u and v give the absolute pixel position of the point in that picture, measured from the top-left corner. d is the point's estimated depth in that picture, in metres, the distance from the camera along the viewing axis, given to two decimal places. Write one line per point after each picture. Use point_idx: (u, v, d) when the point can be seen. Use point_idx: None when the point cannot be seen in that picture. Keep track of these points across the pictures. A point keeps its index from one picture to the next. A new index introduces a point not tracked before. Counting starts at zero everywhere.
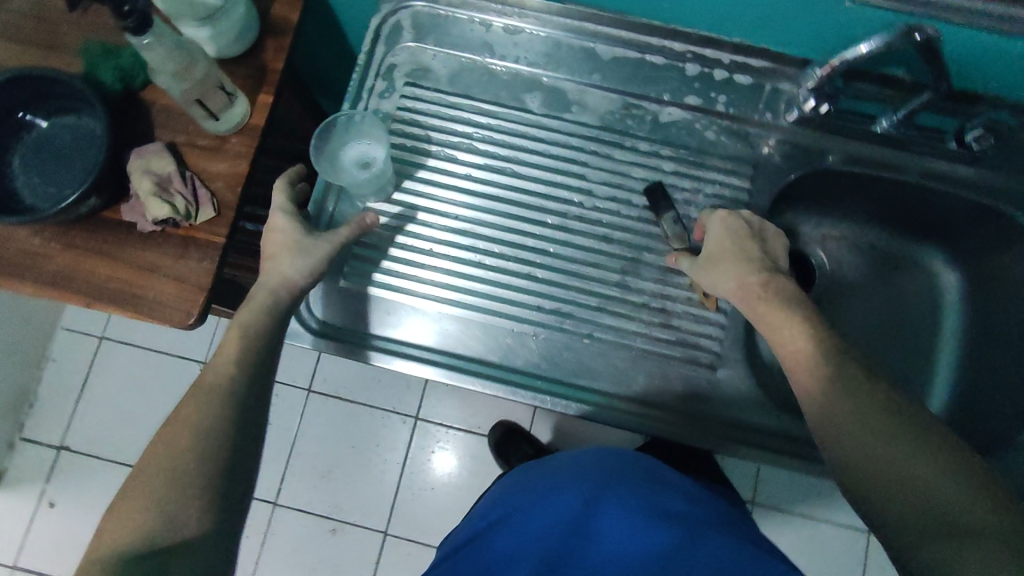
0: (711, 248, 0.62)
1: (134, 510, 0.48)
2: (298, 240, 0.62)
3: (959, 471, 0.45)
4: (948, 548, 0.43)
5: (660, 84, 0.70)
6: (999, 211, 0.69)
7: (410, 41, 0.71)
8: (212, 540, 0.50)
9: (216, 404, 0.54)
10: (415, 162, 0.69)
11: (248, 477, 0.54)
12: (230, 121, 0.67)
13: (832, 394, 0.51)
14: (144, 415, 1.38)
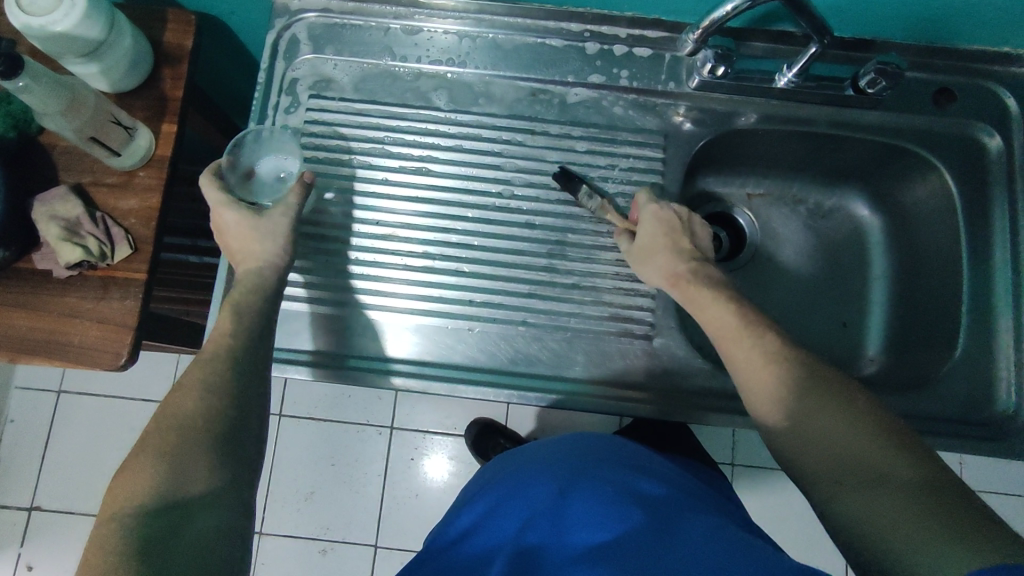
0: (642, 240, 0.64)
1: (144, 468, 0.49)
2: (246, 241, 0.62)
3: (882, 433, 0.49)
4: (879, 501, 0.45)
5: (562, 66, 0.71)
6: (903, 148, 0.69)
7: (309, 54, 0.70)
8: (228, 492, 0.51)
9: (219, 372, 0.56)
10: (328, 173, 0.68)
11: (253, 439, 0.55)
12: (134, 155, 0.66)
13: (770, 370, 0.54)
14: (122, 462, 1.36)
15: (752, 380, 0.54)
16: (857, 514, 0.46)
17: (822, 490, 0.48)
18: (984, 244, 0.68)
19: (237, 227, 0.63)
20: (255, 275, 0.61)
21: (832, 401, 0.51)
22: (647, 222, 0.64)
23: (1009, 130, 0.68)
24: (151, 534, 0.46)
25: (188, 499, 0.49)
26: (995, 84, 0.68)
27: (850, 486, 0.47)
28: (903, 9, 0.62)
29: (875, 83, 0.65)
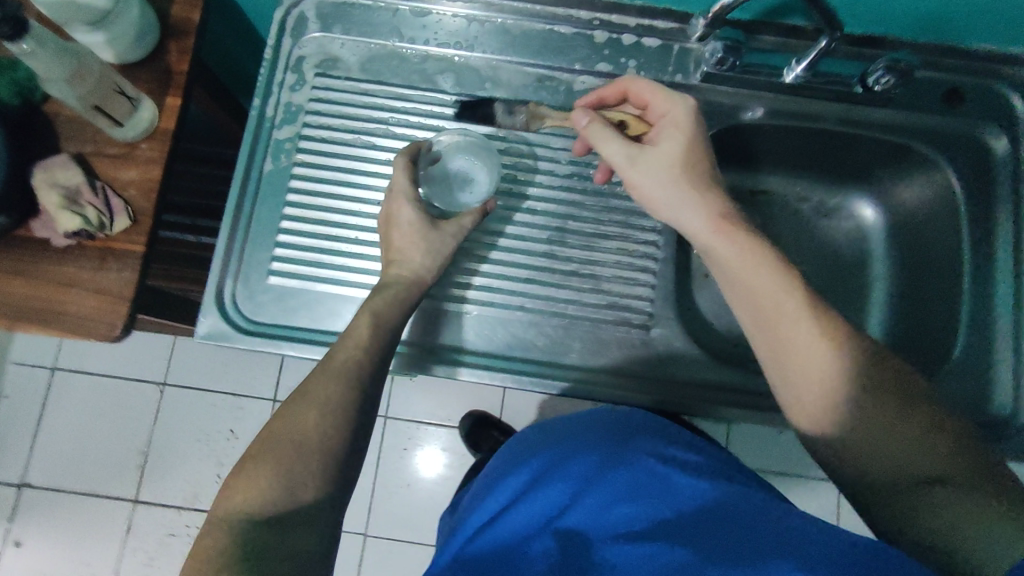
0: (664, 152, 0.59)
1: (255, 480, 0.49)
2: (410, 244, 0.62)
3: (934, 423, 0.49)
4: (927, 495, 0.47)
5: (570, 54, 0.70)
6: (909, 150, 0.69)
7: (316, 33, 0.70)
8: (328, 509, 0.50)
9: (344, 389, 0.54)
10: (331, 152, 0.68)
11: (361, 456, 0.54)
12: (138, 127, 0.66)
13: (823, 364, 0.51)
14: (114, 441, 1.35)
15: (802, 377, 0.52)
16: (903, 505, 0.48)
17: (870, 482, 0.49)
18: (986, 247, 0.68)
19: (407, 228, 0.62)
20: (405, 286, 0.60)
21: (887, 393, 0.50)
22: (672, 132, 0.60)
23: (1015, 134, 0.68)
24: (252, 544, 0.47)
25: (293, 513, 0.49)
26: (1005, 86, 0.68)
27: (900, 479, 0.48)
28: (913, 7, 0.62)
29: (883, 82, 0.64)
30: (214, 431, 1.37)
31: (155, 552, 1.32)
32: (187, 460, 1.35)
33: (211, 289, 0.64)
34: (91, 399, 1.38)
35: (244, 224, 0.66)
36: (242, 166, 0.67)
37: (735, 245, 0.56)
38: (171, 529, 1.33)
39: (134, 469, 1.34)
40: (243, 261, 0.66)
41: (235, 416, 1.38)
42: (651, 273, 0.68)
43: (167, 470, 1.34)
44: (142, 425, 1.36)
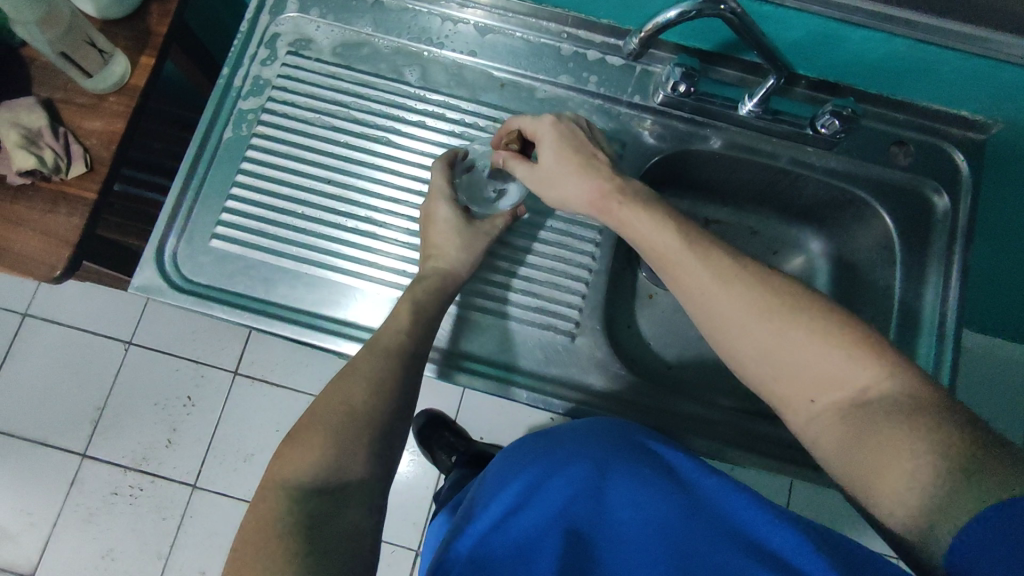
0: (546, 168, 0.62)
1: (310, 449, 0.50)
2: (444, 239, 0.64)
3: (878, 365, 0.46)
4: (882, 449, 0.43)
5: (536, 63, 0.72)
6: (853, 195, 0.71)
7: (294, 13, 0.72)
8: (374, 485, 0.52)
9: (391, 369, 0.56)
10: (291, 127, 0.70)
11: (398, 437, 0.56)
12: (107, 80, 0.68)
13: (756, 330, 0.50)
14: (73, 394, 1.36)
15: (740, 349, 0.51)
16: (861, 465, 0.44)
17: (818, 426, 0.48)
18: (915, 299, 0.69)
19: (444, 225, 0.65)
20: (436, 282, 0.63)
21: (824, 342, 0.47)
22: (545, 144, 0.62)
23: (955, 191, 0.70)
24: (307, 516, 0.47)
25: (345, 487, 0.50)
26: (950, 145, 0.70)
27: (852, 436, 0.45)
28: (859, 58, 0.64)
29: (829, 126, 0.66)
30: (172, 396, 1.37)
31: (98, 509, 1.32)
32: (142, 421, 1.36)
33: (154, 243, 0.66)
34: (56, 350, 1.39)
35: (196, 182, 0.68)
36: (202, 130, 0.69)
37: (653, 221, 0.56)
38: (116, 488, 1.33)
39: (88, 423, 1.35)
40: (188, 220, 0.68)
41: (194, 383, 1.39)
42: (583, 282, 0.69)
43: (120, 428, 1.35)
44: (103, 381, 1.37)
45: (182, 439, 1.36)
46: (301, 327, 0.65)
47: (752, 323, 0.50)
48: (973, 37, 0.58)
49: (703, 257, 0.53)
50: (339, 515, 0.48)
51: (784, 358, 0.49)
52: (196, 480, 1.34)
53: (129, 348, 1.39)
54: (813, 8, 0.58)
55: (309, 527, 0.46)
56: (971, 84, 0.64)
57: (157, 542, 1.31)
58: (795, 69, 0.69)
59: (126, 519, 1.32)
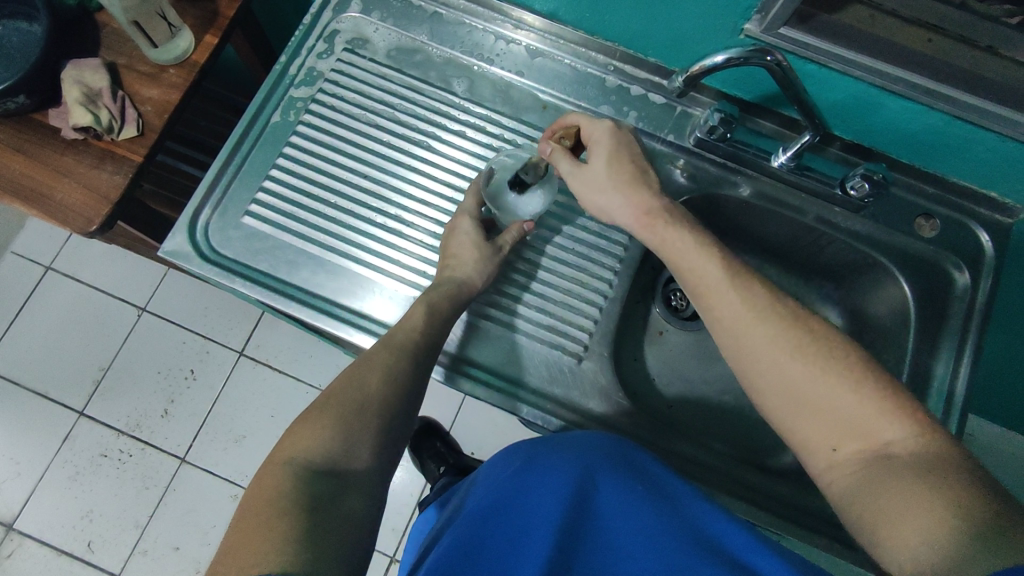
0: (591, 170, 0.64)
1: (318, 428, 0.52)
2: (466, 251, 0.65)
3: (906, 423, 0.47)
4: (895, 498, 0.43)
5: (580, 90, 0.75)
6: (875, 260, 0.72)
7: (356, 12, 0.75)
8: (375, 473, 0.52)
9: (403, 362, 0.58)
10: (336, 121, 0.72)
11: (400, 431, 0.57)
12: (169, 54, 0.71)
13: (788, 372, 0.52)
14: (81, 351, 1.39)
15: (767, 383, 0.53)
16: (870, 508, 0.44)
17: (837, 469, 0.48)
18: (924, 371, 0.69)
19: (465, 238, 0.66)
20: (451, 289, 0.64)
21: (853, 392, 0.49)
22: (598, 146, 0.64)
23: (977, 270, 0.70)
24: (309, 490, 0.47)
25: (346, 470, 0.50)
26: (977, 225, 0.71)
27: (872, 483, 0.45)
28: (897, 128, 0.66)
29: (858, 188, 0.67)
30: (175, 367, 1.39)
31: (85, 468, 1.33)
32: (142, 387, 1.38)
33: (188, 212, 0.68)
34: (73, 306, 1.41)
35: (238, 158, 0.71)
36: (251, 112, 0.72)
37: (697, 249, 0.59)
38: (106, 449, 1.34)
39: (90, 382, 1.37)
40: (225, 194, 0.70)
41: (199, 356, 1.41)
42: (595, 307, 0.70)
43: (120, 392, 1.37)
44: (112, 343, 1.39)
45: (177, 410, 1.37)
46: (318, 313, 0.66)
47: (781, 358, 0.52)
48: (1011, 121, 0.59)
49: (741, 291, 0.56)
50: (338, 492, 0.48)
51: (810, 397, 0.50)
52: (185, 452, 1.35)
53: (143, 314, 1.41)
54: (857, 73, 0.60)
55: (308, 498, 0.46)
56: (1006, 168, 0.65)
57: (136, 508, 1.31)
58: (832, 129, 0.70)
59: (111, 481, 1.32)
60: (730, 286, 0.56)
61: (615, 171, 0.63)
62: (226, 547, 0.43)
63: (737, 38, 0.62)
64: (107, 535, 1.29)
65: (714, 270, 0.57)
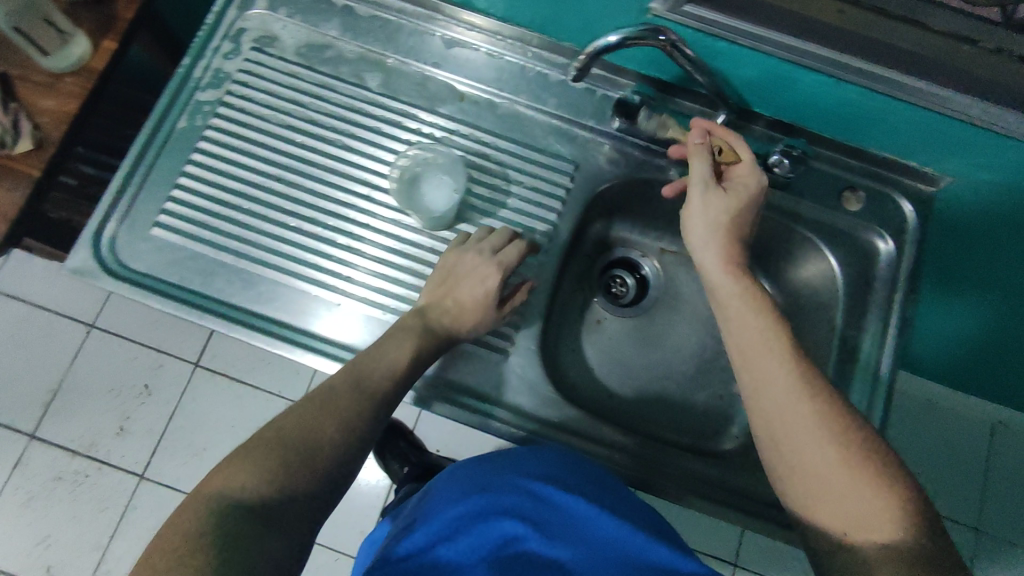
0: (710, 204, 0.61)
1: (249, 465, 0.49)
2: (467, 316, 0.63)
3: (914, 532, 0.47)
4: None
5: (500, 79, 0.73)
6: (799, 233, 0.73)
7: (262, 9, 0.73)
8: (310, 521, 0.49)
9: (361, 407, 0.56)
10: (246, 123, 0.70)
11: (349, 474, 0.53)
12: (67, 61, 0.69)
13: (821, 457, 0.50)
14: (29, 374, 1.34)
15: (790, 459, 0.52)
16: None
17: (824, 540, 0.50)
18: (851, 344, 0.70)
19: (477, 289, 0.63)
20: None
21: (876, 491, 0.48)
22: (738, 188, 0.61)
23: (900, 239, 0.70)
24: (229, 534, 0.44)
25: (277, 511, 0.47)
26: (899, 195, 0.71)
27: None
28: (814, 102, 0.65)
29: (780, 165, 0.67)
30: (128, 384, 1.35)
31: (40, 494, 1.29)
32: (94, 406, 1.34)
33: (92, 226, 0.65)
34: (17, 327, 1.36)
35: (144, 167, 0.68)
36: (155, 118, 0.69)
37: (755, 311, 0.57)
38: (60, 473, 1.30)
39: (39, 404, 1.33)
40: (132, 205, 0.67)
41: (153, 371, 1.37)
42: (522, 300, 0.69)
43: (72, 412, 1.33)
44: (60, 363, 1.35)
45: (132, 428, 1.33)
46: (234, 323, 0.64)
47: (812, 438, 0.51)
48: (918, 91, 0.58)
49: (785, 361, 0.54)
50: (264, 538, 0.45)
51: (828, 486, 0.49)
52: (143, 470, 1.31)
53: (94, 331, 1.38)
54: (766, 47, 0.59)
55: (222, 550, 0.43)
56: (922, 137, 0.65)
57: (97, 531, 1.28)
58: (751, 106, 0.69)
59: (68, 506, 1.29)
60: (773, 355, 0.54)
61: (724, 212, 0.60)
62: None
63: (645, 17, 0.61)
64: (68, 560, 1.26)
65: (765, 337, 0.55)
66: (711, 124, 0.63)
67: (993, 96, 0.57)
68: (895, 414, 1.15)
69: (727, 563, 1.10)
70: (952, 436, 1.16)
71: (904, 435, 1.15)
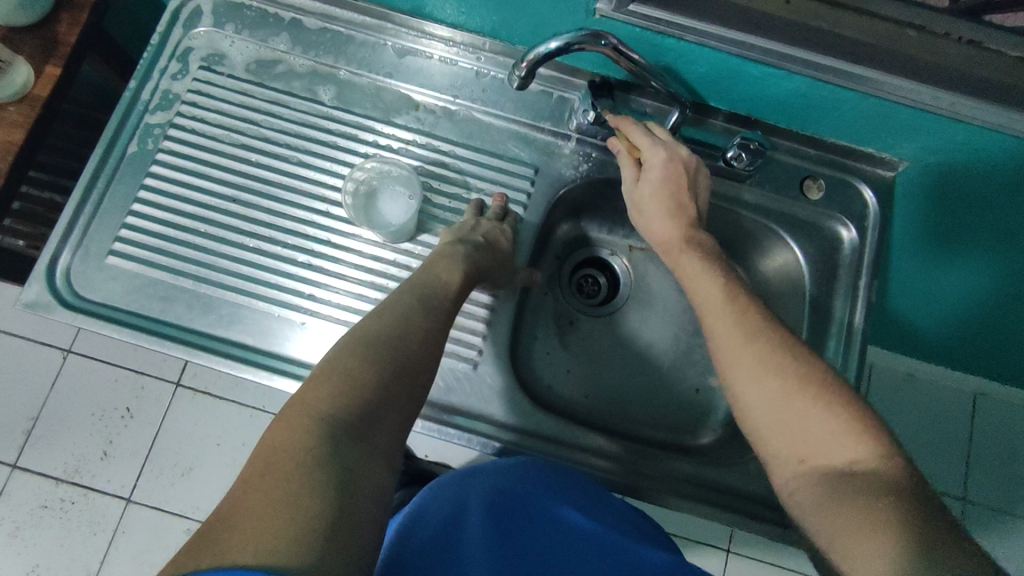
0: (641, 195, 0.64)
1: (347, 376, 0.43)
2: (453, 274, 0.57)
3: (868, 448, 0.46)
4: (852, 515, 0.42)
5: (455, 86, 0.72)
6: (761, 225, 0.73)
7: (207, 27, 0.72)
8: (398, 444, 0.44)
9: (430, 320, 0.52)
10: (198, 144, 0.69)
11: (424, 389, 0.49)
12: (7, 89, 0.67)
13: (768, 392, 0.50)
14: (4, 403, 1.28)
15: (750, 404, 0.52)
16: (826, 524, 0.44)
17: (797, 477, 0.49)
18: (819, 330, 0.70)
19: (450, 262, 0.59)
20: None
21: (825, 414, 0.48)
22: (650, 173, 0.62)
23: (863, 225, 0.71)
24: (339, 452, 0.39)
25: (376, 425, 0.42)
26: (860, 182, 0.71)
27: (823, 500, 0.45)
28: (768, 93, 0.65)
29: (738, 158, 0.67)
30: (108, 407, 1.28)
31: (23, 525, 1.24)
32: (76, 431, 1.27)
33: (46, 257, 0.64)
34: None
35: (97, 194, 0.67)
36: (105, 144, 0.68)
37: (712, 273, 0.58)
38: (43, 502, 1.25)
39: (20, 433, 1.26)
40: (86, 233, 0.66)
41: (134, 393, 1.30)
42: (486, 308, 0.69)
43: (52, 440, 1.26)
44: (37, 390, 1.28)
45: (116, 452, 1.27)
46: (196, 348, 0.63)
47: (759, 380, 0.51)
48: (866, 79, 0.58)
49: (739, 311, 0.55)
50: (366, 460, 0.40)
51: (789, 424, 0.49)
52: (129, 495, 1.25)
53: (71, 354, 1.31)
54: (711, 43, 0.59)
55: (341, 472, 0.38)
56: (877, 124, 0.65)
57: (84, 560, 1.23)
58: (707, 101, 0.69)
59: (53, 536, 1.24)
60: (738, 306, 0.55)
61: (653, 191, 0.63)
62: (242, 514, 0.34)
63: (593, 18, 0.60)
64: None
65: (730, 293, 0.56)
66: (618, 119, 0.64)
67: (944, 83, 0.56)
68: (877, 394, 1.15)
69: (721, 550, 1.11)
70: (935, 412, 1.16)
71: (887, 414, 1.15)
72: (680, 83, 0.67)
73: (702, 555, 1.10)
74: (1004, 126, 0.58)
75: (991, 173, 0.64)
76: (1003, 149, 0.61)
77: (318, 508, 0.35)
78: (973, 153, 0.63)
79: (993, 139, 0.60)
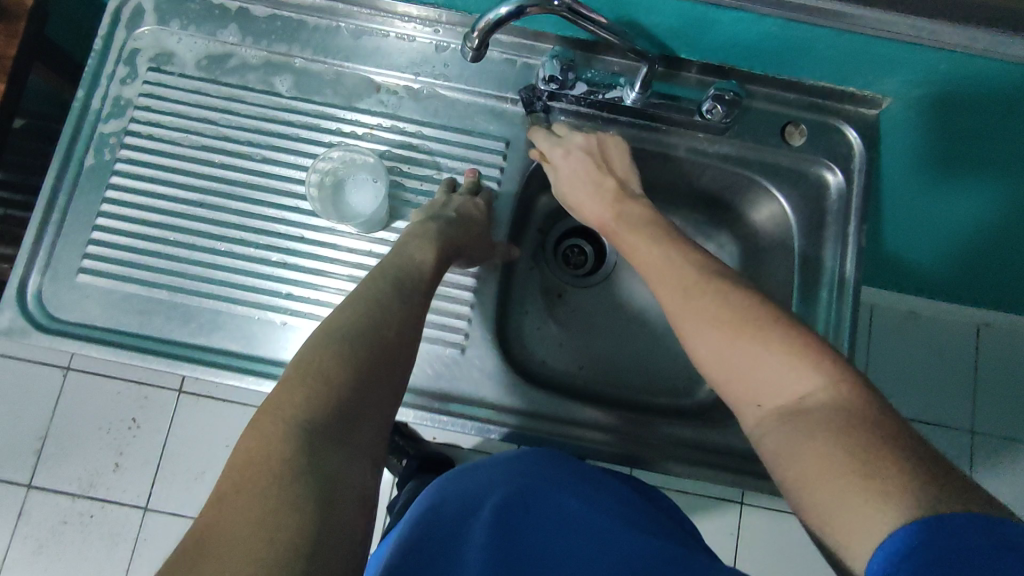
0: (566, 189, 0.66)
1: (317, 376, 0.42)
2: (424, 251, 0.57)
3: (818, 377, 0.42)
4: (812, 458, 0.38)
5: (416, 62, 0.69)
6: (745, 178, 0.71)
7: (150, 26, 0.69)
8: (379, 440, 0.43)
9: (404, 307, 0.50)
10: (157, 150, 0.67)
11: (401, 379, 0.48)
12: None
13: (714, 349, 0.48)
14: (11, 425, 1.28)
15: (696, 347, 0.49)
16: (790, 472, 0.39)
17: (756, 424, 0.45)
18: (813, 279, 0.68)
19: (422, 239, 0.58)
20: None
21: (771, 354, 0.44)
22: (568, 169, 0.66)
23: (849, 167, 0.68)
24: (317, 458, 0.38)
25: (351, 423, 0.41)
26: (843, 122, 0.69)
27: (786, 444, 0.41)
28: (739, 39, 0.62)
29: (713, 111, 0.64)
30: (114, 420, 1.28)
31: (47, 541, 1.25)
32: (86, 446, 1.27)
33: (16, 281, 0.63)
34: None
35: (58, 211, 0.65)
36: (60, 158, 0.65)
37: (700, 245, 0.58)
38: (63, 518, 1.26)
39: (31, 453, 1.26)
40: (52, 253, 0.64)
41: (138, 403, 1.30)
42: (471, 292, 0.67)
43: (63, 457, 1.27)
44: (42, 409, 1.28)
45: (129, 462, 1.27)
46: (177, 358, 0.62)
47: (700, 321, 0.49)
48: (838, 14, 0.56)
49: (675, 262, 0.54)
50: (346, 464, 0.39)
51: (736, 363, 0.46)
52: (146, 502, 1.26)
53: (71, 371, 1.30)
54: None
55: (320, 481, 0.37)
56: (854, 61, 0.62)
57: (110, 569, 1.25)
58: (677, 54, 0.66)
59: (76, 550, 1.25)
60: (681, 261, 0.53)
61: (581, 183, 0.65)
62: (223, 533, 0.34)
63: None
64: None
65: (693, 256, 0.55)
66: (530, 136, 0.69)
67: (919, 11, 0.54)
68: (878, 334, 1.15)
69: (735, 503, 1.11)
70: (938, 347, 1.15)
71: (889, 351, 1.15)
72: (647, 38, 0.64)
73: (715, 509, 1.11)
74: (987, 49, 0.55)
75: (976, 100, 0.62)
76: (989, 73, 0.58)
77: (296, 522, 0.35)
78: (956, 81, 0.60)
79: (977, 64, 0.57)
